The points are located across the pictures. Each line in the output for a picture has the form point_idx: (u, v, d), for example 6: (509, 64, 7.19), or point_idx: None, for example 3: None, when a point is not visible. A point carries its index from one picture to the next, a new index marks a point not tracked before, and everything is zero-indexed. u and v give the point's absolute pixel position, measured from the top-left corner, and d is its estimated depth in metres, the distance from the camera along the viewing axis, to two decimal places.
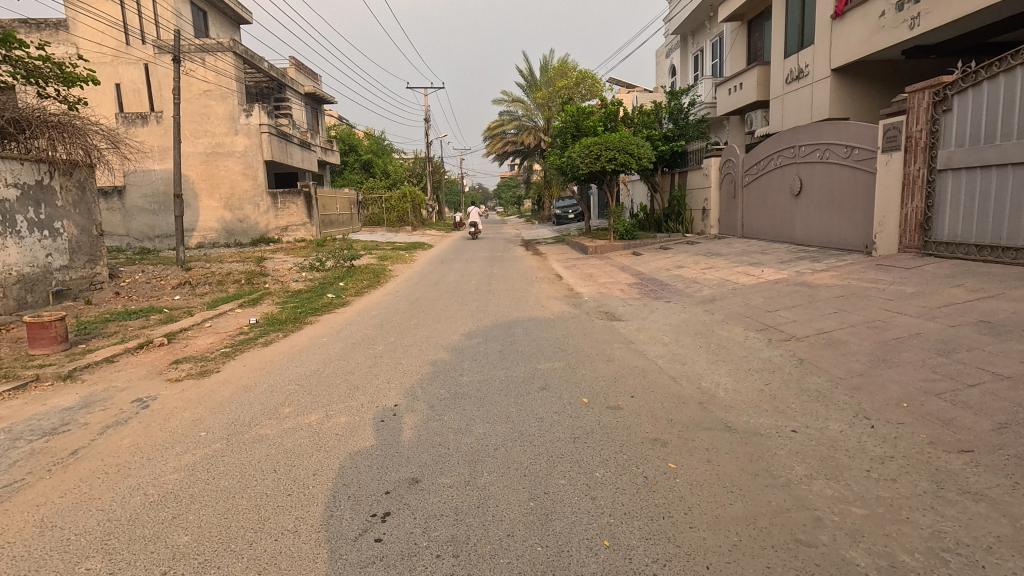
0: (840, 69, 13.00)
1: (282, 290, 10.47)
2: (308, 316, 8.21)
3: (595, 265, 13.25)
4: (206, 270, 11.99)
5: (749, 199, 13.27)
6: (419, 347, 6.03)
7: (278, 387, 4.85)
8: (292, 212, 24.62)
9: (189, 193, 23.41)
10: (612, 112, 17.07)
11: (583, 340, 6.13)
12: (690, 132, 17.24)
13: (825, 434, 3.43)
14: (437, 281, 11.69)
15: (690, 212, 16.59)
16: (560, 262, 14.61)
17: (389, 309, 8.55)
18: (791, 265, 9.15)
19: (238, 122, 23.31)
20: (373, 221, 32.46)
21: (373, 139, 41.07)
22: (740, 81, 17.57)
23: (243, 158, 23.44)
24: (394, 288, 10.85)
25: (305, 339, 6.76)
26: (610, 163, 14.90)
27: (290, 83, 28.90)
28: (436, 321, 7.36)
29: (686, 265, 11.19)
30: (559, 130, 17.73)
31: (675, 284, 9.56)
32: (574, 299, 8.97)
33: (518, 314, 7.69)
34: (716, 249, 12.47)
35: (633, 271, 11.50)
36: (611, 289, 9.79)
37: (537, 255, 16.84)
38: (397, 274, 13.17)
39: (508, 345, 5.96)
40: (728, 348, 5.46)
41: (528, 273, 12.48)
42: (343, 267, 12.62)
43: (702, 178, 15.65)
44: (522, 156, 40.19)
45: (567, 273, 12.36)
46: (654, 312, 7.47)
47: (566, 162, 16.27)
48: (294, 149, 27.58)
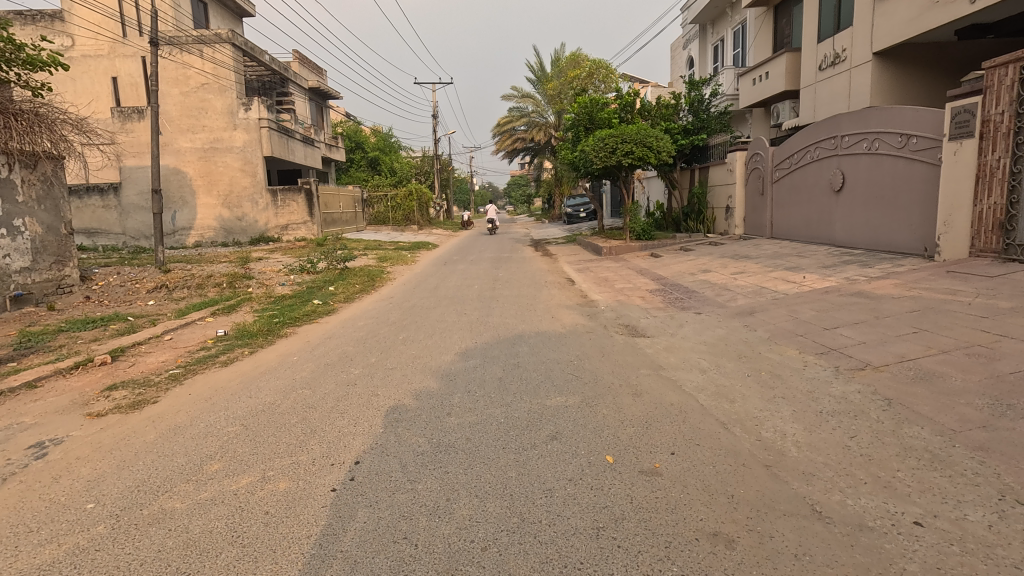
0: (883, 53, 11.81)
1: (265, 295, 9.51)
2: (283, 328, 7.18)
3: (610, 268, 12.15)
4: (187, 271, 11.04)
5: (779, 196, 12.09)
6: (401, 372, 4.97)
7: (214, 430, 3.80)
8: (292, 210, 23.81)
9: (186, 190, 22.62)
10: (627, 103, 15.95)
11: (601, 362, 5.05)
12: (712, 124, 16.08)
13: (967, 532, 2.34)
14: (437, 285, 10.66)
15: (711, 210, 15.44)
16: (572, 263, 13.53)
17: (378, 319, 7.50)
18: (837, 271, 8.00)
19: (237, 116, 22.56)
20: (378, 219, 31.54)
21: (379, 136, 40.16)
22: (766, 69, 16.37)
23: (242, 154, 22.71)
24: (389, 293, 9.85)
25: (270, 359, 5.71)
26: (626, 157, 13.77)
27: (293, 77, 28.06)
28: (427, 336, 6.30)
29: (712, 269, 10.06)
30: (571, 123, 16.63)
31: (703, 291, 8.46)
32: (588, 308, 7.90)
33: (523, 327, 6.64)
34: (744, 251, 11.33)
35: (653, 275, 10.39)
36: (630, 296, 8.71)
37: (546, 256, 15.75)
38: (395, 276, 12.16)
39: (510, 370, 4.89)
40: (784, 377, 4.38)
41: (537, 276, 11.41)
42: (336, 269, 11.63)
43: (726, 174, 14.47)
44: (532, 154, 39.10)
45: (579, 276, 11.29)
46: (682, 326, 6.38)
47: (579, 156, 15.16)
48: (296, 144, 26.77)
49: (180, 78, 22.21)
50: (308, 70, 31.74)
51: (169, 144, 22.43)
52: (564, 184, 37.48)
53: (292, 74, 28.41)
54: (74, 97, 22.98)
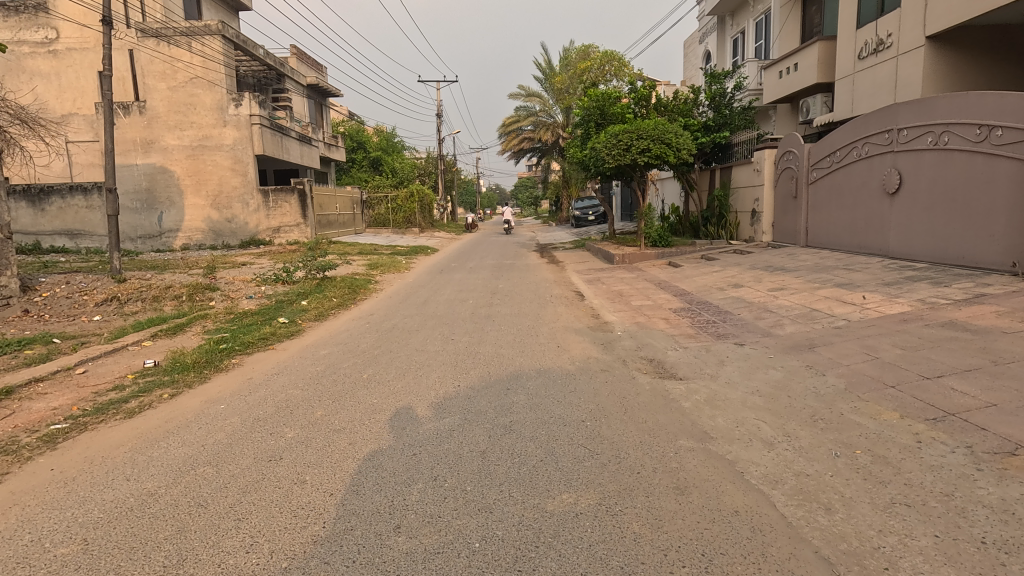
0: (936, 38, 10.40)
1: (226, 311, 8.23)
2: (227, 357, 5.86)
3: (623, 278, 10.81)
4: (145, 281, 9.76)
5: (817, 199, 10.69)
6: (348, 438, 3.62)
7: (33, 556, 2.46)
8: (285, 211, 22.71)
9: (174, 190, 21.50)
10: (643, 97, 14.58)
11: (623, 427, 3.68)
12: (735, 121, 14.70)
13: None
14: (428, 299, 9.37)
15: (734, 214, 14.07)
16: (580, 273, 12.18)
17: (347, 347, 6.17)
18: (904, 290, 6.60)
19: (227, 112, 21.44)
20: (378, 222, 30.29)
21: (383, 135, 38.97)
22: (795, 61, 14.99)
23: (232, 152, 21.54)
24: (370, 309, 8.54)
25: (188, 409, 4.36)
26: (643, 155, 12.38)
27: (290, 72, 26.92)
28: (397, 376, 4.93)
29: (744, 284, 8.67)
30: (581, 119, 15.29)
31: (738, 312, 7.08)
32: (601, 333, 6.54)
33: (521, 362, 5.29)
34: (778, 261, 9.93)
35: (675, 290, 9.04)
36: (650, 317, 7.35)
37: (552, 264, 14.42)
38: (381, 287, 10.84)
39: (497, 439, 3.54)
40: (895, 464, 3.00)
41: (543, 289, 10.07)
42: (314, 278, 10.34)
43: (752, 174, 13.07)
44: (539, 155, 37.74)
45: (589, 289, 9.95)
46: (725, 363, 5.02)
47: (589, 154, 13.79)
48: (291, 143, 25.59)
49: (168, 72, 21.09)
50: (307, 66, 30.59)
51: (155, 141, 21.27)
52: (573, 186, 36.08)
53: (289, 70, 27.25)
54: (58, 92, 21.90)
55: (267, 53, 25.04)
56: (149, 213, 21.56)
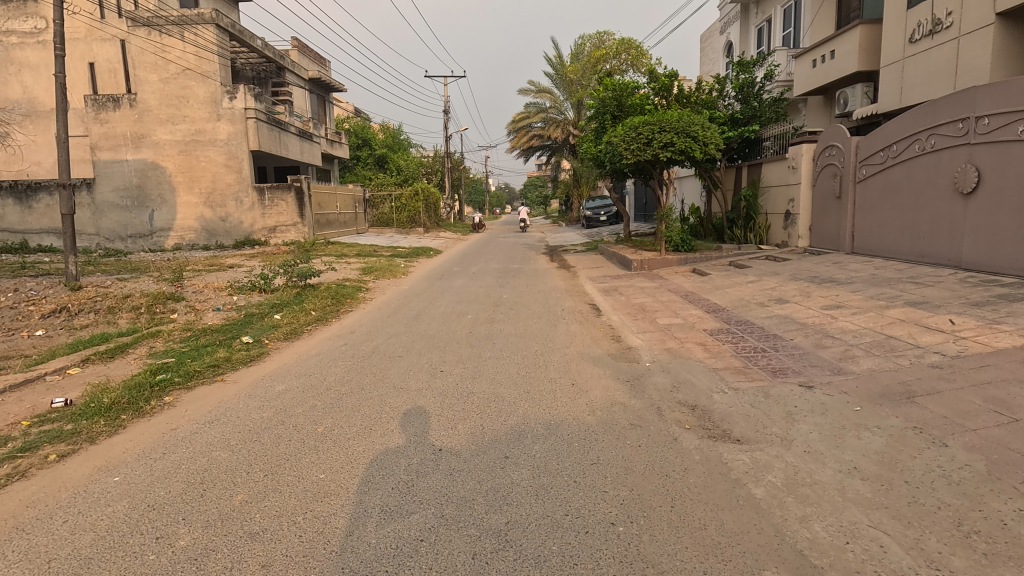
0: (1007, 15, 9.08)
1: (185, 327, 7.09)
2: (159, 396, 4.68)
3: (642, 288, 9.59)
4: (103, 289, 8.63)
5: (867, 200, 9.39)
6: (261, 556, 2.42)
7: None
8: (281, 210, 21.46)
9: (166, 187, 20.55)
10: (664, 86, 13.29)
11: (674, 543, 2.46)
12: (765, 113, 13.40)
13: None
14: (421, 312, 8.19)
15: (764, 216, 12.77)
16: (594, 281, 10.97)
17: (309, 381, 4.97)
18: (1003, 313, 5.31)
19: (221, 105, 20.41)
20: (381, 221, 29.18)
21: (388, 132, 37.89)
22: (831, 48, 13.66)
23: (226, 147, 20.54)
24: (351, 326, 7.35)
25: (64, 485, 3.16)
26: (666, 149, 11.06)
27: (290, 65, 25.91)
28: (358, 433, 3.73)
29: (788, 298, 7.41)
30: (595, 111, 14.03)
31: (790, 337, 5.83)
32: (624, 363, 5.33)
33: (523, 411, 4.08)
34: (822, 271, 8.64)
35: (706, 305, 7.80)
36: (683, 339, 6.12)
37: (562, 270, 13.22)
38: (371, 297, 9.66)
39: (485, 563, 2.34)
40: None
41: (553, 300, 8.88)
42: (295, 287, 9.17)
43: (786, 171, 11.76)
44: (549, 152, 36.48)
45: (605, 301, 8.75)
46: (795, 417, 3.79)
47: (605, 149, 12.53)
48: (290, 138, 24.56)
49: (160, 63, 20.11)
50: (309, 59, 29.56)
51: (147, 136, 20.30)
52: (583, 186, 34.83)
53: (289, 63, 26.22)
54: (48, 85, 21.00)
55: (265, 44, 24.03)
56: (139, 211, 20.62)
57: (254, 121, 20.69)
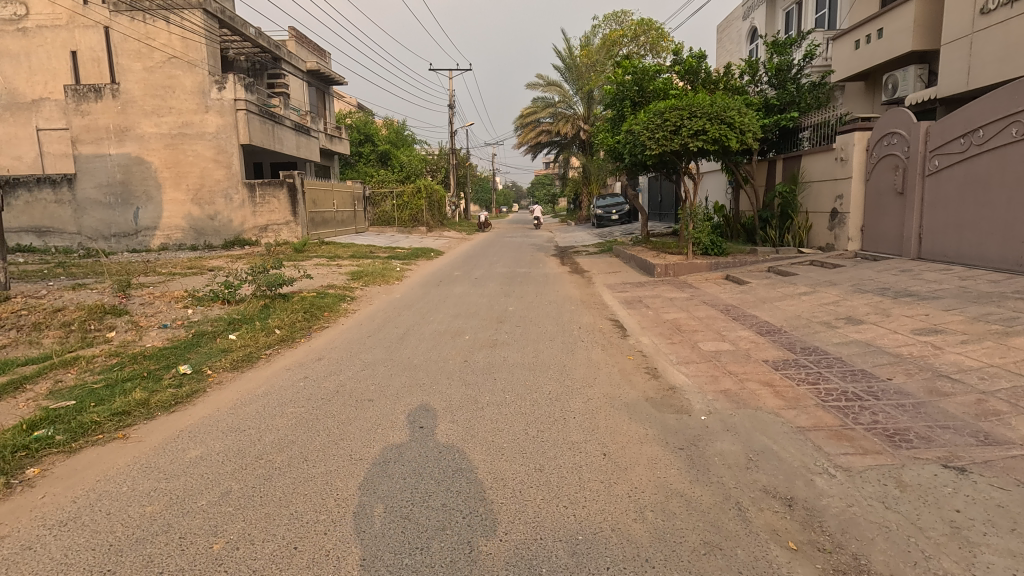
0: None
1: (113, 352, 5.72)
2: (18, 470, 3.29)
3: (672, 301, 8.19)
4: (37, 300, 7.31)
5: (939, 195, 7.96)
6: None
7: None
8: (273, 207, 20.08)
9: (151, 183, 19.34)
10: (691, 69, 11.80)
11: None
12: (804, 99, 11.90)
13: None
14: (410, 330, 6.80)
15: (805, 215, 11.31)
16: (613, 290, 9.55)
17: (237, 444, 3.57)
18: None
19: (209, 96, 19.14)
20: (383, 220, 27.80)
21: (391, 127, 36.58)
22: (877, 26, 12.14)
23: (214, 141, 19.11)
24: (320, 351, 5.96)
25: None
26: (698, 137, 9.56)
27: (286, 56, 24.64)
28: (275, 562, 2.35)
29: (862, 318, 5.96)
30: (612, 98, 12.60)
31: (886, 376, 4.40)
32: (670, 416, 3.93)
33: (535, 513, 2.69)
34: (892, 282, 7.18)
35: (756, 324, 6.38)
36: (741, 376, 4.70)
37: (575, 275, 11.82)
38: (354, 310, 8.26)
39: None
40: None
41: (569, 315, 7.47)
42: (263, 298, 7.78)
43: (833, 164, 10.30)
44: (558, 148, 34.96)
45: (629, 316, 7.37)
46: (969, 538, 2.38)
47: (624, 139, 11.10)
48: (286, 132, 23.29)
49: (144, 50, 18.88)
50: (308, 50, 28.28)
51: (131, 129, 19.07)
52: (594, 183, 33.28)
53: (286, 53, 24.96)
54: (28, 75, 19.80)
55: (259, 33, 22.77)
56: (124, 209, 19.42)
57: (244, 113, 19.41)
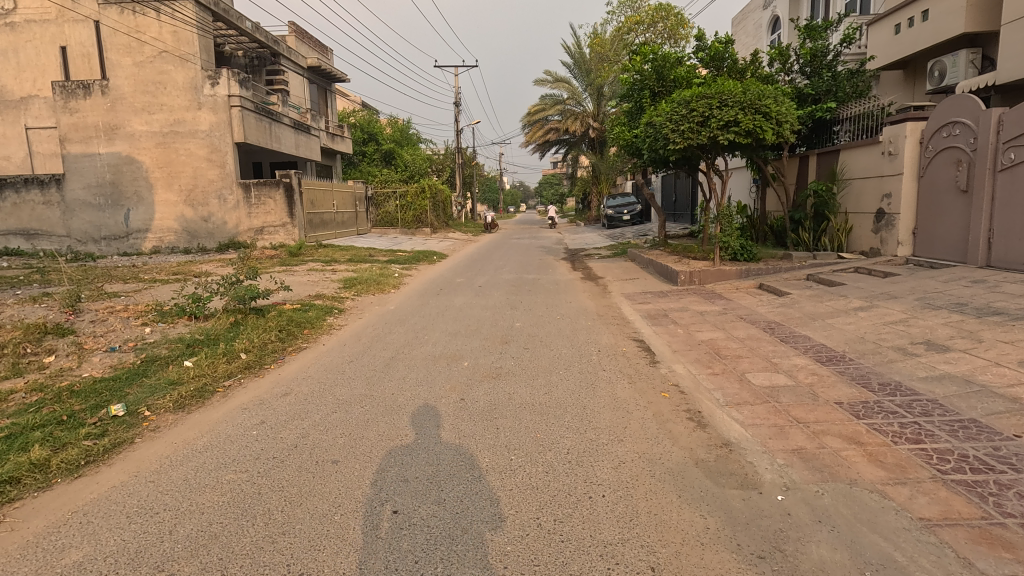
0: None
1: (39, 383, 4.74)
2: None
3: (702, 317, 7.14)
4: None
5: (1015, 194, 6.91)
6: None
7: None
8: (269, 209, 19.19)
9: (142, 184, 18.50)
10: (717, 55, 10.72)
11: None
12: (842, 88, 10.80)
13: None
14: (400, 354, 5.79)
15: (845, 216, 10.20)
16: (633, 301, 8.50)
17: (138, 543, 2.56)
18: None
19: (202, 92, 18.27)
20: (385, 221, 26.80)
21: (396, 126, 35.67)
22: (922, 7, 10.98)
23: (208, 139, 18.42)
24: (288, 384, 4.95)
25: None
26: (729, 129, 8.49)
27: (285, 51, 23.76)
28: None
29: (946, 344, 4.88)
30: (629, 89, 11.55)
31: (1013, 433, 3.33)
32: (733, 495, 2.88)
33: None
34: (967, 296, 6.09)
35: (812, 349, 5.32)
36: (813, 426, 3.65)
37: (588, 282, 10.78)
38: (340, 326, 7.24)
39: None
40: None
41: (586, 334, 6.44)
42: (234, 314, 6.77)
43: (878, 159, 9.21)
44: (566, 147, 33.87)
45: (655, 335, 6.33)
46: None
47: (644, 133, 10.05)
48: (284, 131, 22.37)
49: (134, 45, 18.02)
50: (309, 46, 27.39)
51: (121, 127, 18.22)
52: (603, 182, 32.17)
53: (285, 49, 24.08)
54: (16, 72, 19.02)
55: (256, 27, 21.89)
56: (114, 210, 18.58)
57: (239, 110, 18.53)
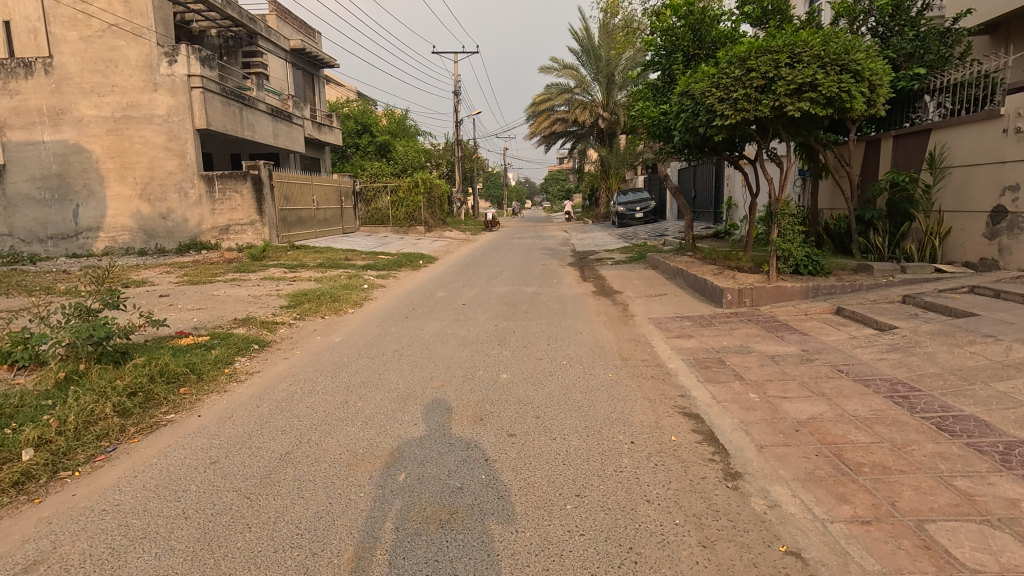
0: None
1: None
2: None
3: (776, 366, 4.83)
4: None
5: None
6: None
7: None
8: (235, 204, 16.96)
9: (92, 176, 16.22)
10: (769, 7, 8.31)
11: None
12: (932, 49, 8.35)
13: None
14: (300, 449, 3.47)
15: (942, 215, 7.86)
16: (668, 335, 6.16)
17: None
18: None
19: (159, 72, 16.07)
20: (375, 219, 24.48)
21: (393, 117, 33.23)
22: None
23: (166, 125, 16.27)
24: (58, 535, 2.63)
25: None
26: (803, 95, 6.11)
27: (262, 30, 21.48)
28: None
29: None
30: (655, 54, 9.16)
31: None
32: None
33: None
34: None
35: (1017, 460, 2.98)
36: None
37: (602, 299, 8.48)
38: (244, 380, 4.93)
39: None
40: None
41: (609, 404, 4.12)
42: (69, 365, 4.41)
43: (998, 140, 6.97)
44: (573, 138, 31.38)
45: (717, 409, 4.01)
46: None
47: (678, 106, 7.66)
48: (260, 118, 20.12)
49: (80, 17, 15.73)
50: (293, 28, 25.06)
51: (67, 111, 15.87)
52: (613, 178, 29.57)
53: (263, 28, 21.81)
54: None
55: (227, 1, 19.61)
56: (62, 206, 16.23)
57: (200, 92, 16.28)
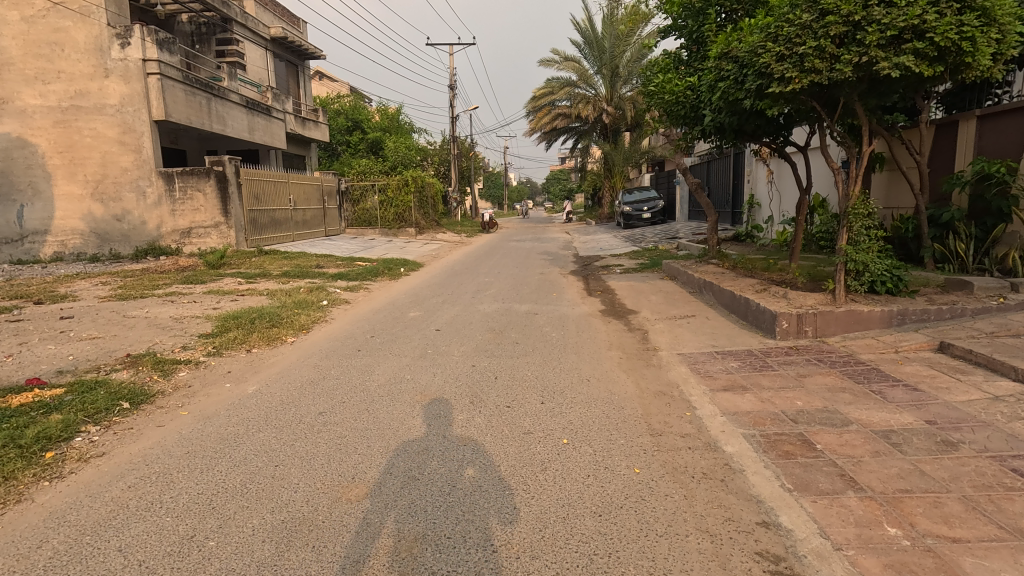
0: None
1: None
2: None
3: (901, 457, 3.02)
4: None
5: None
6: None
7: None
8: (197, 205, 15.31)
9: (37, 173, 14.34)
10: None
11: None
12: None
13: None
14: None
15: None
16: (712, 386, 4.35)
17: None
18: None
19: (110, 56, 14.36)
20: (362, 221, 22.72)
21: (385, 112, 31.42)
22: None
23: (119, 116, 14.56)
24: None
25: None
26: (904, 45, 4.33)
27: (237, 14, 19.74)
28: None
29: None
30: (680, 16, 7.38)
31: None
32: None
33: None
34: None
35: None
36: None
37: (613, 323, 6.67)
38: (60, 479, 3.12)
39: None
40: None
41: (641, 559, 2.30)
42: None
43: None
44: (575, 134, 29.55)
45: (843, 571, 2.20)
46: None
47: (715, 73, 5.87)
48: (233, 110, 18.35)
49: None
50: (274, 15, 23.33)
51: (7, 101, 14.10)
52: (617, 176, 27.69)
53: (238, 13, 20.08)
54: None
55: None
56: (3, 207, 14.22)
57: (157, 80, 14.68)
